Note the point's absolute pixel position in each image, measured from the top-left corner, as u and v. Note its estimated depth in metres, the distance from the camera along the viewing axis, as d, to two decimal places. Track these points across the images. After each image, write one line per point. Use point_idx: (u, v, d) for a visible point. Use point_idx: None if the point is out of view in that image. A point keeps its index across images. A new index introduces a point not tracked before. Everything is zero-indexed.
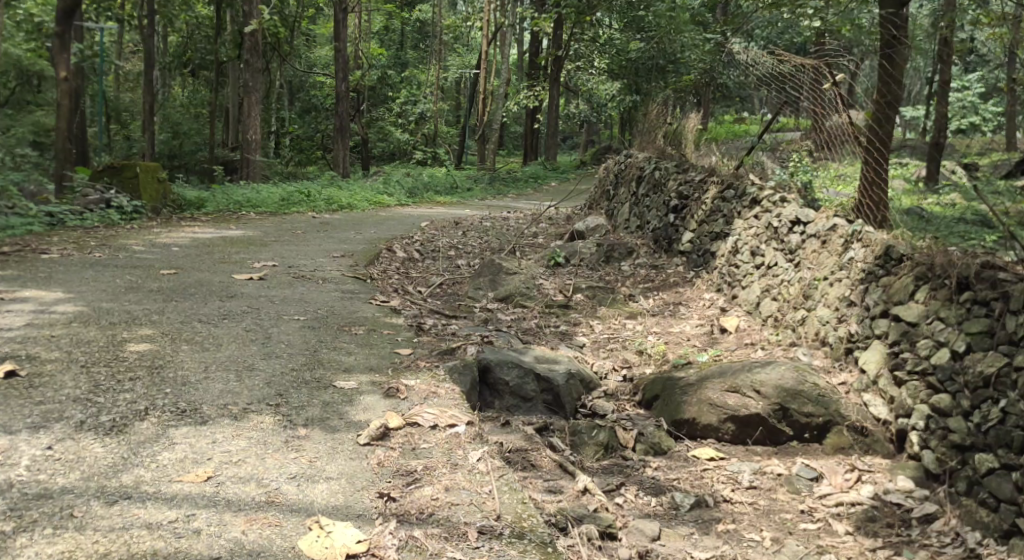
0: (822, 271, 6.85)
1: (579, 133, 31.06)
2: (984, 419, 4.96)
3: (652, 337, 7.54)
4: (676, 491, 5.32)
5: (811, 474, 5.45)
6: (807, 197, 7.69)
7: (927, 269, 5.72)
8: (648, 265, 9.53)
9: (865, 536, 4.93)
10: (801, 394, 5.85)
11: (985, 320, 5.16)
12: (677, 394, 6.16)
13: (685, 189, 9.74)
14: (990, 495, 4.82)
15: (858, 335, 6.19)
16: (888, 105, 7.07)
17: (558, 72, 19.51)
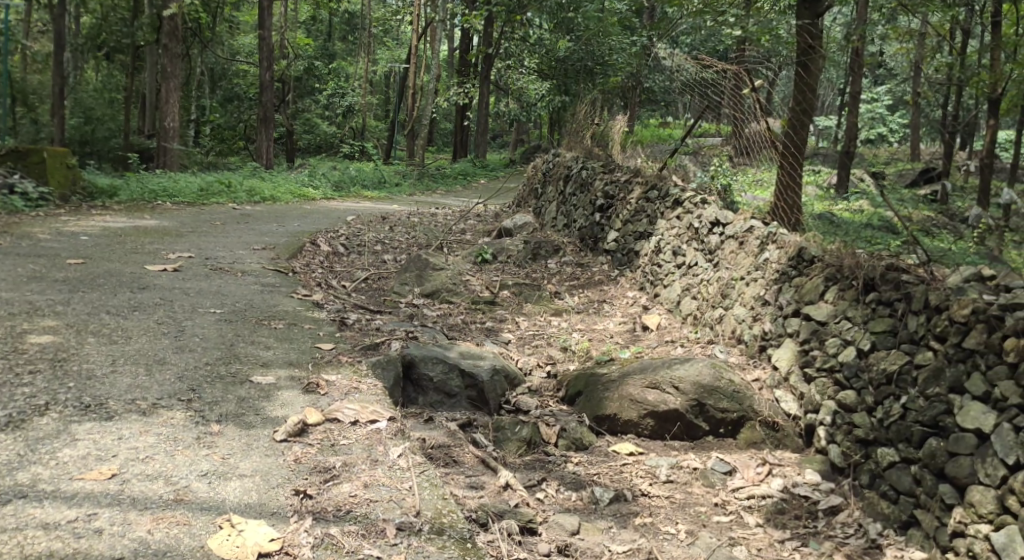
0: (739, 271, 7.02)
1: (509, 132, 31.19)
2: (887, 415, 5.14)
3: (576, 334, 7.63)
4: (596, 486, 5.40)
5: (724, 468, 5.60)
6: (726, 199, 7.94)
7: (837, 270, 5.92)
8: (574, 263, 9.64)
9: (774, 528, 5.09)
10: (717, 390, 6.00)
11: (889, 320, 5.36)
12: (600, 391, 6.26)
13: (611, 189, 9.89)
14: (891, 488, 5.02)
15: (772, 334, 6.37)
16: (803, 113, 7.29)
17: (488, 70, 19.56)
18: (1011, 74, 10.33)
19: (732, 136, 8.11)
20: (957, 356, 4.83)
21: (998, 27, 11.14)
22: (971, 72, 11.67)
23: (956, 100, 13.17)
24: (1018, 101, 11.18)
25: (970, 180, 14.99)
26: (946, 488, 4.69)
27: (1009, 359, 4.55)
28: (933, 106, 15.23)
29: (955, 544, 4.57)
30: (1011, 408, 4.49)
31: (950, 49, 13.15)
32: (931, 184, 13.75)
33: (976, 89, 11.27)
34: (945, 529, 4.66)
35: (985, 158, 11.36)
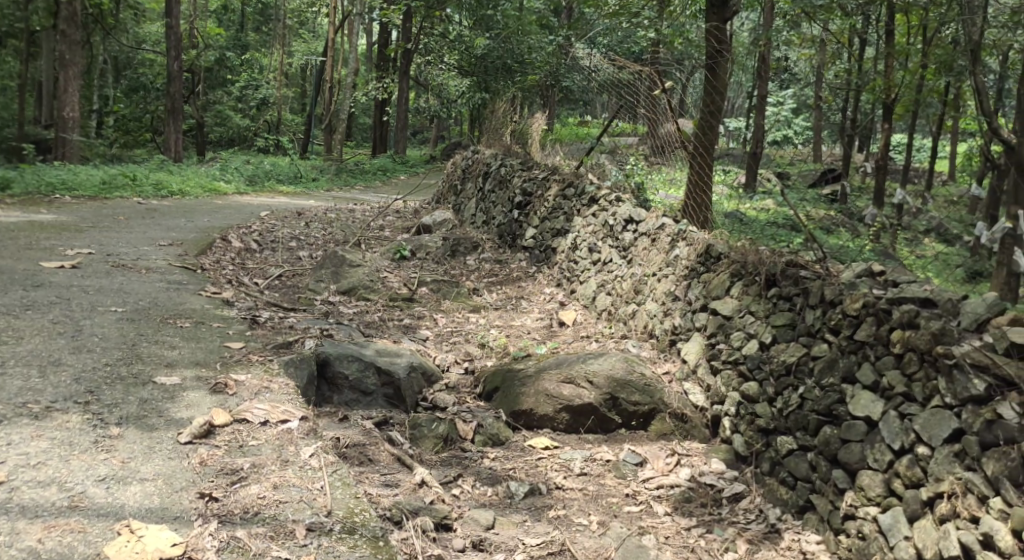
0: (651, 267, 7.27)
1: (430, 127, 31.08)
2: (786, 405, 5.32)
3: (494, 330, 7.66)
4: (512, 481, 5.44)
5: (635, 459, 5.73)
6: (639, 197, 8.19)
7: (741, 267, 6.09)
8: (492, 259, 9.69)
9: (681, 516, 5.22)
10: (629, 384, 6.12)
11: (788, 314, 5.54)
12: (516, 385, 6.30)
13: (530, 186, 10.00)
14: (789, 474, 5.21)
15: (681, 328, 6.57)
16: (711, 114, 7.38)
17: (407, 65, 19.40)
18: (902, 80, 10.76)
19: (647, 136, 8.19)
20: (849, 348, 5.01)
21: (892, 35, 11.58)
22: (868, 77, 12.10)
23: (854, 105, 13.71)
24: (910, 106, 11.64)
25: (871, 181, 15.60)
26: (839, 473, 4.88)
27: (895, 351, 4.73)
28: (836, 109, 15.75)
29: (846, 526, 4.77)
30: (897, 396, 4.67)
31: (850, 54, 13.61)
32: (834, 184, 14.25)
33: (872, 95, 11.70)
34: (837, 512, 4.86)
35: (879, 161, 11.81)
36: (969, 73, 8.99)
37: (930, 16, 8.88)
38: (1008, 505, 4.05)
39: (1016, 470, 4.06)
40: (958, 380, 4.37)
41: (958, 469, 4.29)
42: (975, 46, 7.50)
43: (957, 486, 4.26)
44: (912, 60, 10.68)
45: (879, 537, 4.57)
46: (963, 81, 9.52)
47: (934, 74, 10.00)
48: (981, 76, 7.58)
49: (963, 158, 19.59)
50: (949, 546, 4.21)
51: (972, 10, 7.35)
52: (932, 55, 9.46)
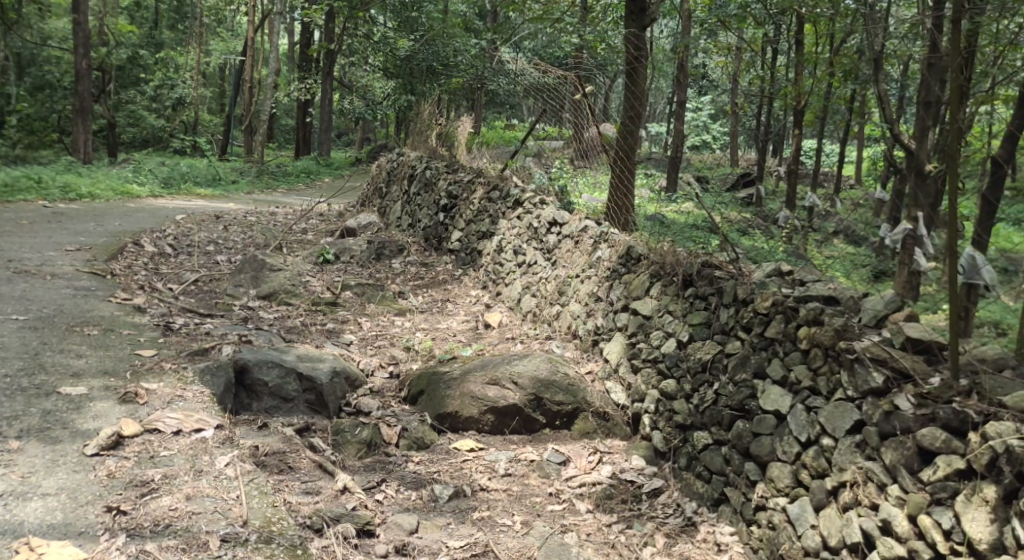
0: (575, 269, 7.40)
1: (355, 130, 30.74)
2: (702, 401, 5.47)
3: (420, 333, 7.61)
4: (436, 484, 5.41)
5: (559, 458, 5.78)
6: (563, 200, 8.34)
7: (659, 267, 6.28)
8: (417, 263, 9.64)
9: (602, 513, 5.30)
10: (552, 384, 6.17)
11: (704, 313, 5.70)
12: (441, 388, 6.28)
13: (455, 188, 9.99)
14: (705, 469, 5.34)
15: (604, 328, 6.74)
16: (632, 119, 7.50)
17: (330, 65, 19.15)
18: (811, 88, 11.10)
19: (572, 141, 8.16)
20: (760, 344, 5.17)
21: (802, 45, 11.94)
22: (780, 84, 12.41)
23: (768, 110, 14.13)
24: (818, 113, 12.05)
25: (783, 186, 16.05)
26: (751, 466, 5.02)
27: (802, 346, 4.87)
28: (752, 114, 16.15)
29: (758, 517, 4.90)
30: (804, 390, 4.82)
31: (764, 62, 13.97)
32: (750, 188, 14.60)
33: (784, 101, 12.04)
34: (749, 504, 4.99)
35: (790, 166, 12.14)
36: (872, 81, 9.32)
37: (835, 26, 9.34)
38: (905, 492, 4.20)
39: (912, 458, 4.21)
40: (859, 373, 4.52)
41: (859, 458, 4.43)
42: (876, 56, 7.78)
43: (859, 475, 4.40)
44: (820, 69, 11.03)
45: (788, 527, 4.71)
46: (867, 90, 9.93)
47: (840, 82, 10.35)
48: (881, 86, 7.88)
49: (868, 164, 20.34)
50: (852, 533, 4.36)
51: (872, 21, 7.83)
52: (837, 64, 9.77)
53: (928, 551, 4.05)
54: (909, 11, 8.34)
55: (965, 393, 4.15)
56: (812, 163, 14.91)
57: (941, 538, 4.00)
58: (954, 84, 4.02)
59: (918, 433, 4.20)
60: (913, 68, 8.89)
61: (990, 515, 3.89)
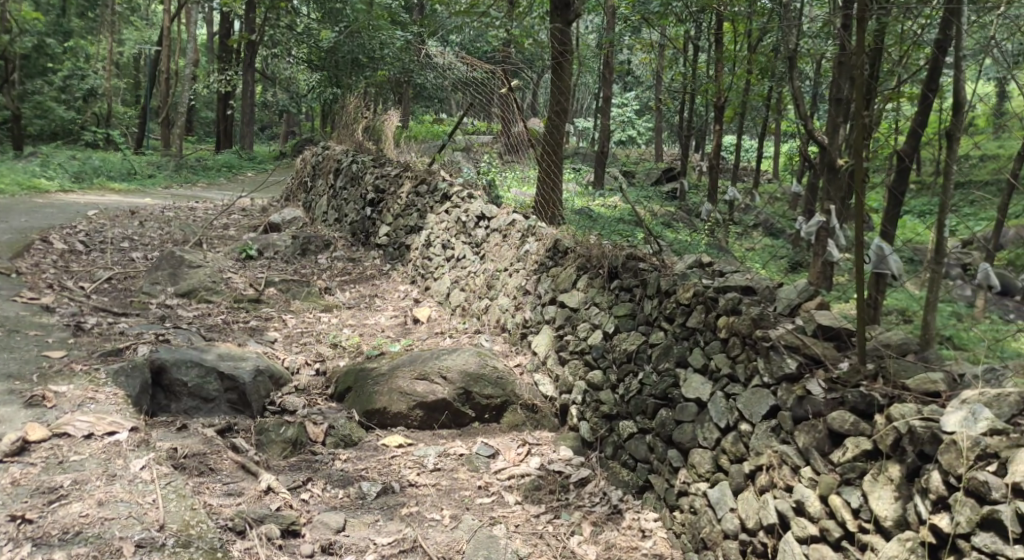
0: (503, 262, 7.41)
1: (278, 125, 30.14)
2: (627, 391, 5.59)
3: (347, 330, 7.50)
4: (364, 482, 5.35)
5: (488, 451, 5.78)
6: (491, 195, 8.33)
7: (586, 260, 6.36)
8: (344, 258, 9.50)
9: (531, 504, 5.32)
10: (482, 378, 6.18)
11: (629, 305, 5.82)
12: (369, 385, 6.20)
13: (382, 182, 9.89)
14: (630, 457, 5.46)
15: (531, 322, 6.77)
16: (560, 115, 7.47)
17: (252, 58, 18.74)
18: (730, 85, 11.34)
19: (501, 135, 8.17)
20: (683, 335, 5.30)
21: (721, 43, 12.17)
22: (702, 81, 12.62)
23: (691, 105, 14.37)
24: (738, 109, 12.28)
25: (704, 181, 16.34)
26: (674, 452, 5.13)
27: (721, 335, 5.00)
28: (675, 110, 16.40)
29: (680, 502, 5.01)
30: (723, 377, 4.94)
31: (687, 58, 14.20)
32: (674, 182, 14.82)
33: (706, 97, 12.24)
34: (672, 490, 5.11)
35: (711, 160, 12.35)
36: (787, 78, 9.57)
37: (753, 24, 9.55)
38: (817, 473, 4.29)
39: (823, 440, 4.31)
40: (774, 359, 4.63)
41: (774, 442, 4.53)
42: (792, 53, 7.96)
43: (775, 458, 4.50)
44: (739, 67, 11.26)
45: (709, 511, 4.82)
46: (782, 87, 10.19)
47: (758, 81, 10.59)
48: (796, 84, 7.93)
49: (785, 159, 20.90)
50: (768, 515, 4.47)
51: (785, 22, 7.99)
52: (754, 62, 9.99)
53: (838, 529, 4.13)
54: (822, 11, 8.58)
55: (872, 377, 4.29)
56: (733, 157, 15.20)
57: (850, 517, 4.09)
58: (859, 82, 4.28)
59: (829, 416, 4.31)
60: (825, 67, 9.17)
61: (894, 492, 3.97)
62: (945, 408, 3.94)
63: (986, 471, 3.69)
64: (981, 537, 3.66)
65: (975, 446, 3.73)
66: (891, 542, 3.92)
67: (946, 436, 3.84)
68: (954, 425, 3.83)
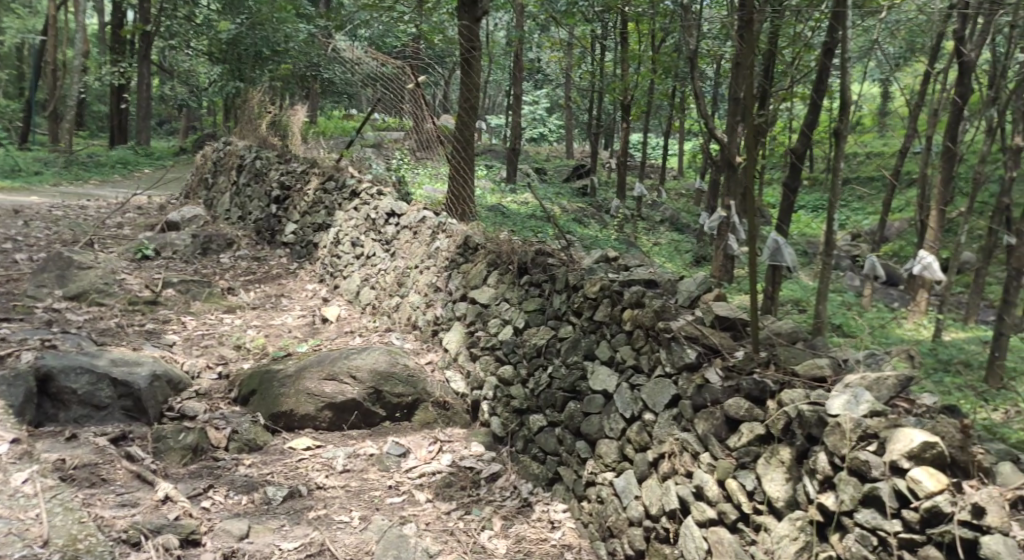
0: (413, 260, 7.32)
1: (178, 118, 29.09)
2: (537, 385, 5.58)
3: (251, 331, 7.27)
4: (269, 486, 5.19)
5: (399, 450, 5.67)
6: (401, 191, 8.19)
7: (496, 256, 6.31)
8: (249, 257, 9.21)
9: (442, 502, 5.24)
10: (392, 376, 6.07)
11: (539, 299, 5.80)
12: (275, 386, 5.98)
13: (287, 179, 9.64)
14: (540, 450, 5.46)
15: (443, 318, 6.70)
16: (470, 111, 7.39)
17: (147, 49, 17.99)
18: (636, 83, 11.44)
19: (411, 132, 7.58)
20: (590, 328, 5.31)
21: (627, 42, 12.26)
22: (609, 80, 12.71)
23: (599, 102, 14.51)
24: (645, 107, 12.42)
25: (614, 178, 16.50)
26: (582, 444, 5.16)
27: (626, 328, 5.03)
28: (584, 107, 16.50)
29: (589, 492, 5.06)
30: (628, 369, 4.98)
31: (596, 56, 14.32)
32: (584, 179, 14.92)
33: (614, 95, 12.32)
34: (581, 481, 5.14)
35: (619, 157, 12.48)
36: (689, 77, 9.73)
37: (657, 23, 9.65)
38: (715, 459, 4.36)
39: (720, 426, 4.38)
40: (675, 350, 4.68)
41: (676, 430, 4.59)
42: (693, 53, 8.09)
43: (676, 446, 4.56)
44: (644, 65, 11.36)
45: (616, 499, 4.87)
46: (685, 85, 10.35)
47: (662, 79, 10.73)
48: (695, 84, 7.87)
49: (689, 157, 21.38)
50: (670, 500, 4.54)
51: (687, 22, 8.10)
52: (658, 61, 10.12)
53: (734, 512, 4.21)
54: (722, 11, 8.74)
55: (765, 363, 4.37)
56: (641, 154, 15.42)
57: (745, 499, 4.17)
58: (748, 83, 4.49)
59: (726, 403, 4.38)
60: (725, 66, 9.36)
61: (785, 474, 4.06)
62: (830, 392, 4.05)
63: (868, 451, 3.79)
64: (863, 514, 3.75)
65: (857, 426, 3.83)
66: (783, 522, 4.01)
67: (831, 419, 3.93)
68: (838, 408, 3.94)
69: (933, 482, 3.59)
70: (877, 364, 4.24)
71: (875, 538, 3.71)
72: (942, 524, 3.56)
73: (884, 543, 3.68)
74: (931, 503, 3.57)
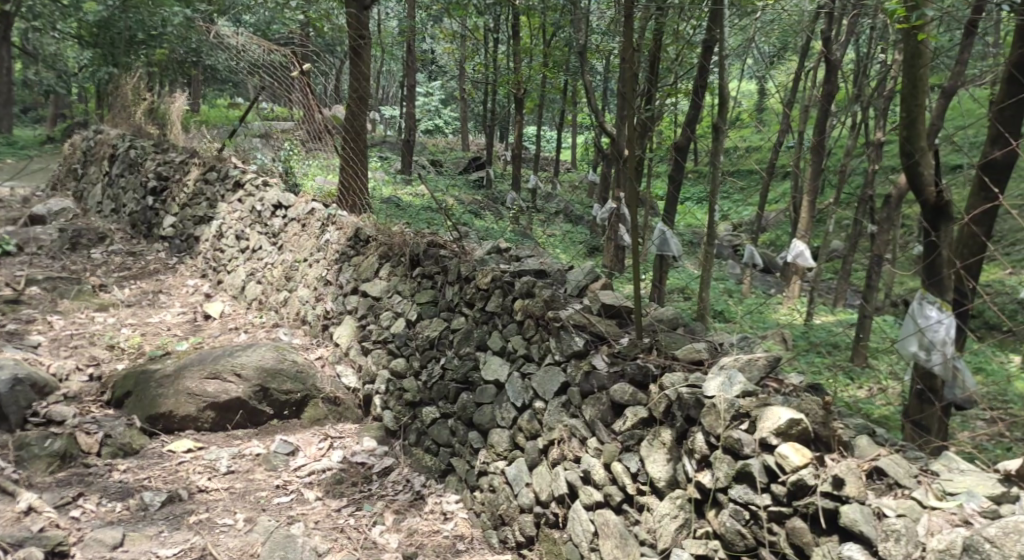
0: (302, 253, 7.13)
1: (45, 105, 27.47)
2: (430, 377, 5.49)
3: (126, 329, 6.91)
4: (146, 491, 4.95)
5: (287, 449, 5.48)
6: (288, 181, 7.96)
7: (388, 249, 6.18)
8: (123, 252, 8.75)
9: (332, 499, 5.09)
10: (280, 373, 5.87)
11: (431, 291, 5.71)
12: (151, 388, 5.68)
13: (164, 169, 9.23)
14: (433, 442, 5.38)
15: (333, 312, 6.54)
16: (359, 100, 6.92)
17: (9, 31, 16.90)
18: (528, 76, 11.44)
19: (302, 122, 7.23)
20: (482, 319, 5.25)
21: (520, 36, 12.25)
22: (502, 72, 12.69)
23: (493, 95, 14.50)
24: (538, 100, 12.46)
25: (507, 170, 16.52)
26: (474, 434, 5.11)
27: (517, 318, 5.00)
28: (478, 99, 16.45)
29: (481, 482, 5.02)
30: (519, 358, 4.95)
31: (489, 48, 14.29)
32: (479, 171, 14.88)
33: (507, 88, 12.29)
34: (474, 471, 5.09)
35: (513, 150, 12.48)
36: (579, 72, 9.80)
37: (548, 18, 9.68)
38: (601, 443, 4.39)
39: (607, 412, 4.42)
40: (564, 338, 4.69)
41: (565, 417, 4.60)
42: (583, 46, 8.14)
43: (565, 432, 4.58)
44: (536, 59, 11.38)
45: (507, 488, 4.85)
46: (576, 79, 10.43)
47: (554, 72, 10.77)
48: (588, 78, 7.81)
49: (582, 150, 21.67)
50: (559, 486, 4.54)
51: (576, 15, 8.15)
52: (550, 55, 10.15)
53: (619, 494, 4.26)
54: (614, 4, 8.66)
55: (647, 349, 4.43)
56: (534, 146, 15.48)
57: (629, 481, 4.22)
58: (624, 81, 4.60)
59: (612, 389, 4.42)
60: (614, 61, 9.47)
61: (667, 455, 4.12)
62: (707, 375, 4.13)
63: (740, 429, 3.87)
64: (737, 490, 3.83)
65: (730, 406, 3.92)
66: (664, 501, 4.08)
67: (707, 400, 4.01)
68: (713, 390, 4.02)
69: (799, 456, 3.69)
70: (750, 347, 4.36)
71: (747, 513, 3.79)
72: (806, 496, 3.65)
73: (756, 517, 3.76)
74: (797, 477, 3.66)
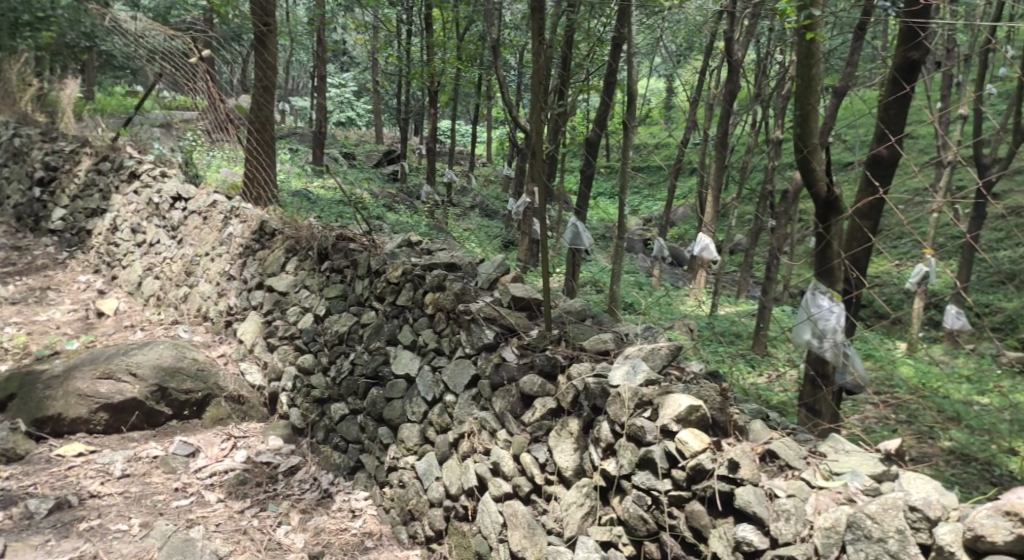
0: (203, 247, 6.84)
1: None
2: (338, 373, 5.34)
3: (10, 329, 6.51)
4: (32, 498, 4.67)
5: (187, 450, 5.26)
6: (188, 172, 7.64)
7: (295, 242, 5.99)
8: (8, 247, 8.25)
9: (235, 500, 4.90)
10: (179, 372, 5.61)
11: (340, 286, 5.56)
12: (38, 390, 5.39)
13: (52, 159, 8.74)
14: (341, 439, 5.23)
15: (237, 308, 6.32)
16: (264, 89, 6.72)
17: None
18: (440, 70, 11.25)
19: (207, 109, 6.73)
20: (392, 313, 5.13)
21: (432, 29, 12.06)
22: (415, 64, 12.47)
23: (406, 88, 14.26)
24: (451, 94, 12.29)
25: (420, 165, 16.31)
26: (384, 430, 4.99)
27: (428, 312, 4.89)
28: (390, 93, 16.18)
29: (390, 478, 4.90)
30: (429, 352, 4.85)
31: (401, 41, 14.04)
32: (391, 165, 14.64)
33: (419, 81, 12.09)
34: (383, 467, 4.97)
35: (426, 144, 12.30)
36: (492, 66, 9.69)
37: (460, 11, 9.52)
38: (511, 435, 4.34)
39: (516, 403, 4.37)
40: (474, 331, 4.62)
41: (475, 410, 4.53)
42: (495, 39, 8.04)
43: (475, 425, 4.51)
44: (449, 52, 11.21)
45: (416, 483, 4.75)
46: (490, 74, 10.31)
47: (467, 67, 10.63)
48: (500, 76, 7.53)
49: (497, 145, 21.52)
50: (469, 480, 4.47)
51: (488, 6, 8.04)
52: (463, 49, 10.00)
53: (527, 484, 4.21)
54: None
55: (556, 340, 4.38)
56: (447, 141, 15.30)
57: (538, 471, 4.18)
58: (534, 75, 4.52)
59: (522, 380, 4.37)
60: (527, 56, 9.39)
61: (575, 445, 4.09)
62: (613, 364, 4.13)
63: (643, 417, 3.87)
64: (640, 476, 3.82)
65: (635, 394, 3.91)
66: (571, 490, 4.05)
67: (613, 389, 4.00)
68: (618, 379, 4.01)
69: (697, 441, 3.70)
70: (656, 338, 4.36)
71: (649, 498, 3.78)
72: (704, 480, 3.66)
73: (657, 502, 3.76)
74: (696, 461, 3.67)
